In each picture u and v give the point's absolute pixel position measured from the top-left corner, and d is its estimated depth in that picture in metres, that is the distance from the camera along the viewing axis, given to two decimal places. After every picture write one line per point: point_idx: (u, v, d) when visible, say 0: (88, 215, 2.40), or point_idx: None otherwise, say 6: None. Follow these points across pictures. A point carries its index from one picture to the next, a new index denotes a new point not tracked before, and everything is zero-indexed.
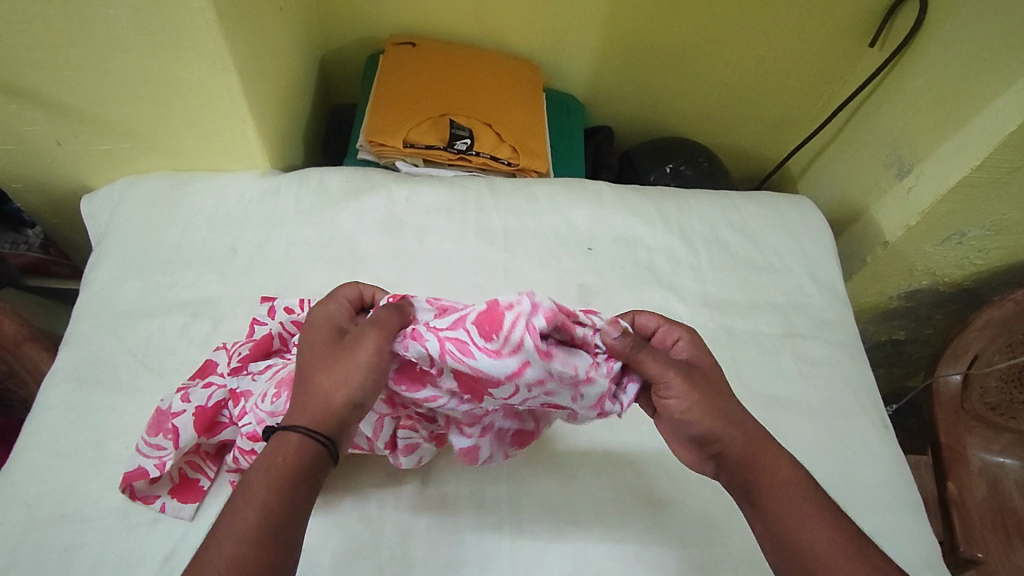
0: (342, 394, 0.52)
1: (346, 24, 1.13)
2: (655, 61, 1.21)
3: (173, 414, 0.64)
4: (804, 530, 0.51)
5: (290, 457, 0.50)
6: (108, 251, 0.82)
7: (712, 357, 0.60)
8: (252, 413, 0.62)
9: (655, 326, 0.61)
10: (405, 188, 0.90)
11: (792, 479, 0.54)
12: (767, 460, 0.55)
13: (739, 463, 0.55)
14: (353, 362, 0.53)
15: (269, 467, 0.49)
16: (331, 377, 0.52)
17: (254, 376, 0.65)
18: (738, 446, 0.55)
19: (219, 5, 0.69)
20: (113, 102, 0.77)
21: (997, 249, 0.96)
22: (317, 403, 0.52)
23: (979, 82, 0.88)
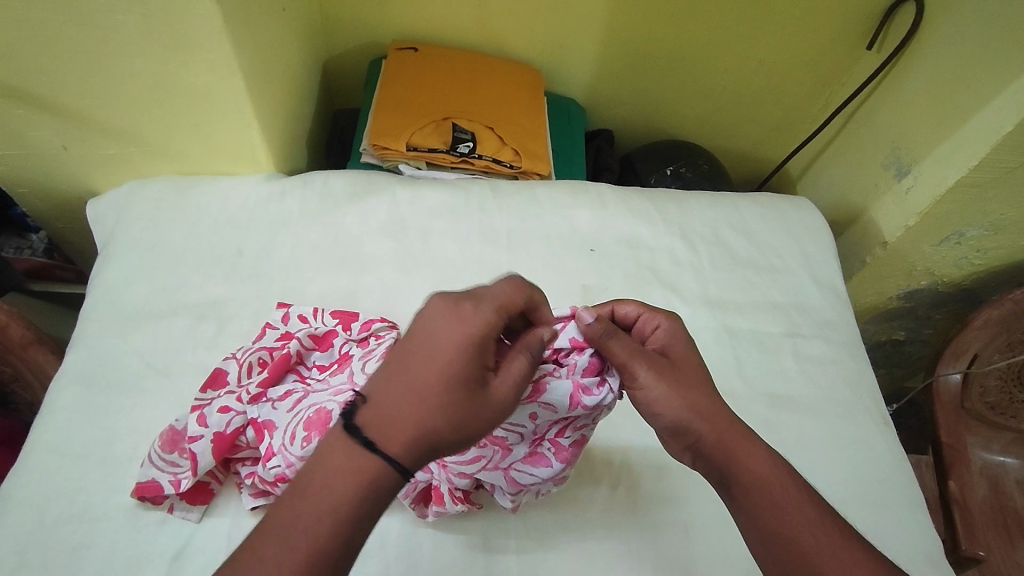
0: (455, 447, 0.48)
1: (348, 29, 1.14)
2: (655, 65, 1.22)
3: (191, 439, 0.63)
4: (788, 524, 0.50)
5: (377, 478, 0.45)
6: (114, 255, 0.83)
7: (688, 343, 0.60)
8: (280, 455, 0.62)
9: (636, 314, 0.61)
10: (409, 191, 0.91)
11: (774, 471, 0.53)
12: (746, 452, 0.54)
13: (718, 455, 0.54)
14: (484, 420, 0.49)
15: (355, 478, 0.44)
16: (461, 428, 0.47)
17: (275, 404, 0.65)
18: (716, 438, 0.54)
19: (225, 10, 0.70)
20: (121, 106, 0.78)
21: (996, 249, 0.97)
22: (425, 439, 0.46)
23: (975, 84, 0.89)
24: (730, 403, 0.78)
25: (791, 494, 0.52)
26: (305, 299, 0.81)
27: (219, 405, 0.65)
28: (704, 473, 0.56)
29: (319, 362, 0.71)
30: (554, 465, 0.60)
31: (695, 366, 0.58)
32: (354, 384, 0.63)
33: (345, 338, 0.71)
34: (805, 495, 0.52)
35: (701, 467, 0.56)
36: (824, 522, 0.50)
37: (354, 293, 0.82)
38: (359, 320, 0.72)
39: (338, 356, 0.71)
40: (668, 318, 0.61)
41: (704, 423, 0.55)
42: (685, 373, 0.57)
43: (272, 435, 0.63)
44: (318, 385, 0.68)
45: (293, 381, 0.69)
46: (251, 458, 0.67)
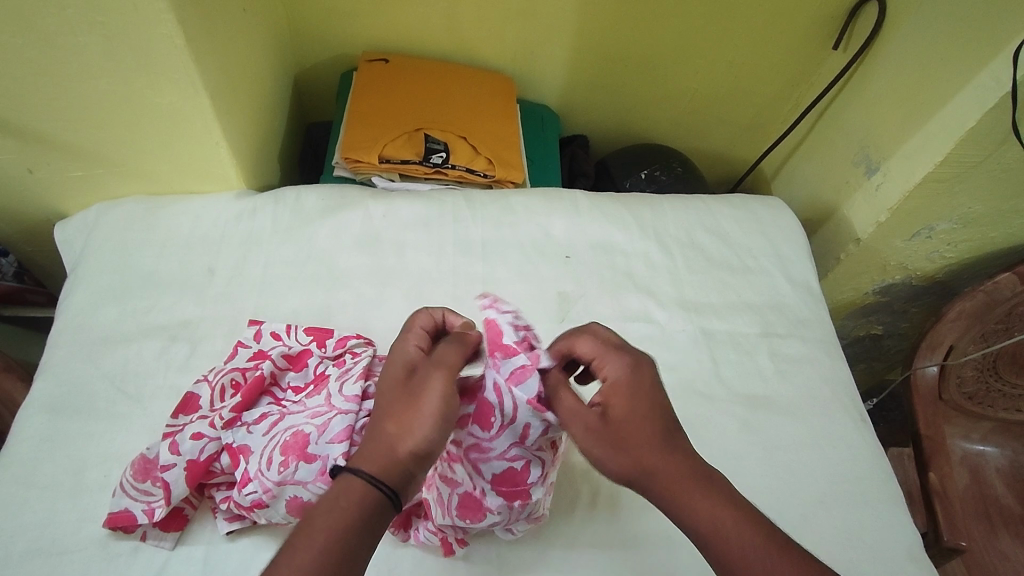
0: (409, 443, 0.50)
1: (318, 42, 1.13)
2: (625, 69, 1.23)
3: (164, 467, 0.62)
4: None
5: (354, 500, 0.47)
6: (82, 278, 0.82)
7: (641, 396, 0.54)
8: (257, 480, 0.61)
9: (591, 355, 0.56)
10: (382, 204, 0.90)
11: (730, 522, 0.49)
12: (694, 504, 0.50)
13: (669, 508, 0.51)
14: (417, 405, 0.51)
15: (330, 507, 0.47)
16: (397, 422, 0.51)
17: (250, 428, 0.65)
18: (666, 493, 0.51)
19: (187, 29, 0.69)
20: (82, 127, 0.77)
21: (965, 242, 0.98)
22: (382, 452, 0.50)
23: (937, 81, 0.90)
24: (709, 405, 0.78)
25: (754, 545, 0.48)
26: (278, 316, 0.80)
27: (191, 432, 0.64)
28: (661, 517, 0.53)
29: (294, 383, 0.70)
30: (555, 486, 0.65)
31: (654, 410, 0.53)
32: (332, 408, 0.63)
33: (321, 357, 0.71)
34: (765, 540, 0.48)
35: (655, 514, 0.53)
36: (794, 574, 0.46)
37: (328, 308, 0.81)
38: (334, 337, 0.73)
39: (313, 376, 0.70)
40: (622, 358, 0.55)
41: (656, 476, 0.51)
42: (633, 432, 0.52)
43: (247, 460, 0.63)
44: (294, 406, 0.67)
45: (268, 404, 0.68)
46: (229, 483, 0.66)
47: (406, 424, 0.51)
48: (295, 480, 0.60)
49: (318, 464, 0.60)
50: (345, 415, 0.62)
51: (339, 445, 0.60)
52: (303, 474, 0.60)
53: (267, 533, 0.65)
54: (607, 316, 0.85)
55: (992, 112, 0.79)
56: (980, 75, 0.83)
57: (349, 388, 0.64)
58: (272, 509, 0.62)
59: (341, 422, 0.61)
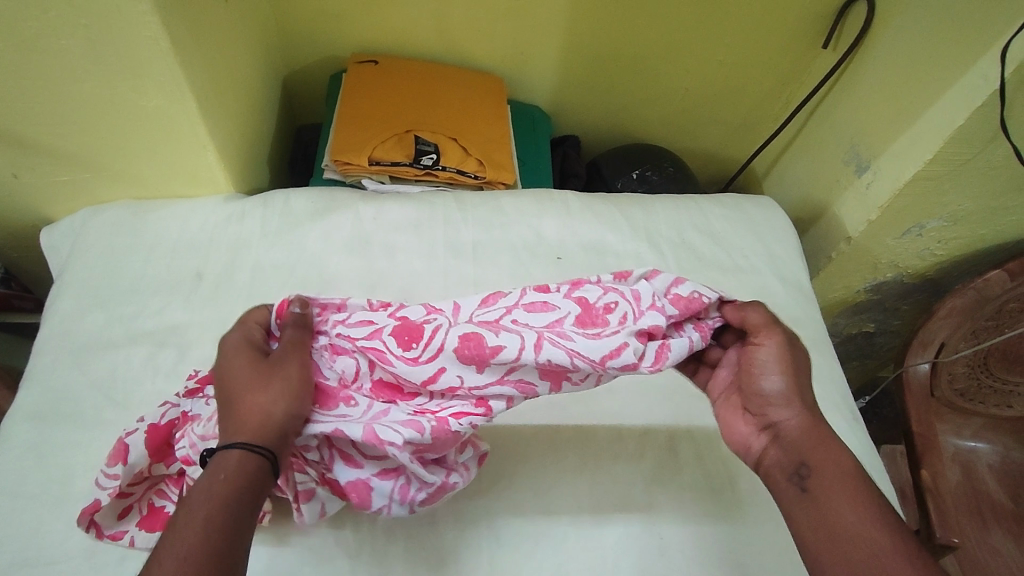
0: (279, 408, 0.54)
1: (307, 43, 1.12)
2: (616, 69, 1.22)
3: (125, 435, 0.62)
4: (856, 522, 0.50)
5: (232, 471, 0.49)
6: (68, 284, 0.81)
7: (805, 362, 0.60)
8: (187, 436, 0.60)
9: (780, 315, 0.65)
10: (372, 206, 0.90)
11: (851, 473, 0.53)
12: (829, 449, 0.55)
13: (806, 443, 0.56)
14: (277, 376, 0.55)
15: (211, 482, 0.48)
16: (261, 392, 0.54)
17: (207, 399, 0.63)
18: (810, 430, 0.56)
19: (171, 32, 0.69)
20: (66, 131, 0.76)
21: (955, 240, 0.98)
22: (256, 421, 0.52)
23: (925, 80, 0.91)
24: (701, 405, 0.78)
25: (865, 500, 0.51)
26: None
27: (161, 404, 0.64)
28: (775, 458, 0.57)
29: None
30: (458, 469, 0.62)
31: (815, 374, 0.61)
32: None
33: None
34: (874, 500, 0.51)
35: (773, 451, 0.58)
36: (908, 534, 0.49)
37: None
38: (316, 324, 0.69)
39: None
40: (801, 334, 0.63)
41: (801, 412, 0.57)
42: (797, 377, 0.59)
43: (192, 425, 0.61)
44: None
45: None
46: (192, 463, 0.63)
47: (274, 390, 0.54)
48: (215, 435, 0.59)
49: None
50: None
51: None
52: None
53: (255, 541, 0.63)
54: None
55: (980, 110, 0.79)
56: (969, 73, 0.83)
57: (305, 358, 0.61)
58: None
59: None
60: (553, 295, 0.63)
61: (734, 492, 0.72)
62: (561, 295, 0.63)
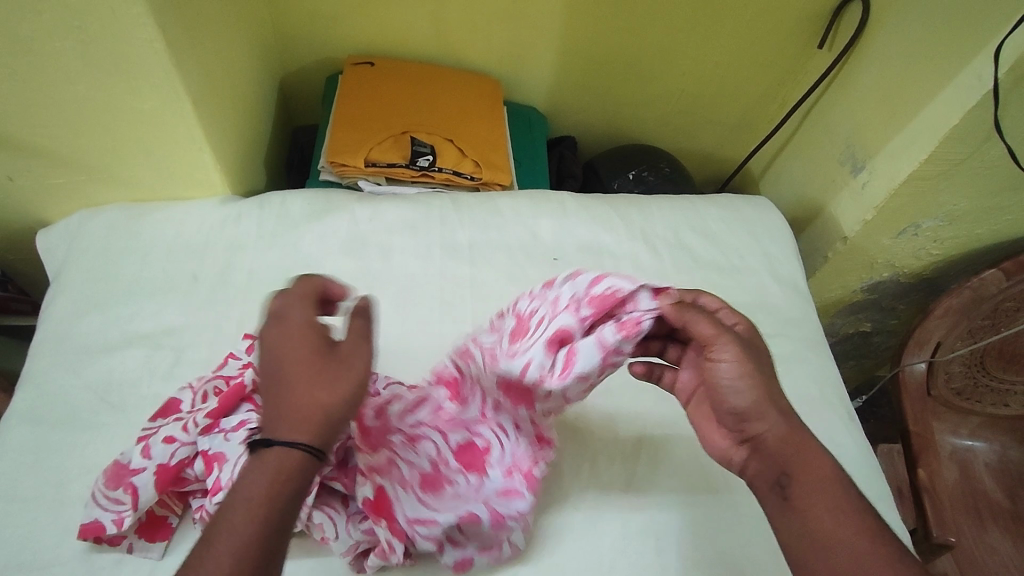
0: (340, 409, 0.50)
1: (303, 46, 1.13)
2: (612, 70, 1.23)
3: (133, 471, 0.62)
4: (840, 530, 0.49)
5: (291, 467, 0.48)
6: (64, 287, 0.81)
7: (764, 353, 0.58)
8: (227, 487, 0.60)
9: (716, 308, 0.61)
10: (368, 207, 0.90)
11: (833, 478, 0.52)
12: (809, 455, 0.54)
13: (786, 451, 0.54)
14: (341, 369, 0.51)
15: (272, 477, 0.47)
16: (322, 387, 0.50)
17: (227, 435, 0.63)
18: (790, 435, 0.54)
19: (167, 34, 0.69)
20: (62, 134, 0.76)
21: (951, 240, 0.98)
22: (317, 417, 0.49)
23: (920, 80, 0.91)
24: None
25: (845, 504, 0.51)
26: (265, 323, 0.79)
27: (164, 434, 0.63)
28: (756, 470, 0.56)
29: None
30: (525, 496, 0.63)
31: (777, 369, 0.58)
32: None
33: None
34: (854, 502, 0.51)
35: (755, 463, 0.56)
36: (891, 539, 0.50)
37: None
38: None
39: None
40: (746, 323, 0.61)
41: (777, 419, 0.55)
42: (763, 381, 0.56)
43: (222, 467, 0.61)
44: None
45: (248, 411, 0.66)
46: (199, 489, 0.65)
47: (338, 385, 0.50)
48: None
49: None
50: None
51: None
52: None
53: None
54: None
55: (974, 110, 0.80)
56: (963, 72, 0.83)
57: None
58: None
59: None
60: (502, 318, 0.66)
61: (730, 491, 0.72)
62: (506, 316, 0.66)
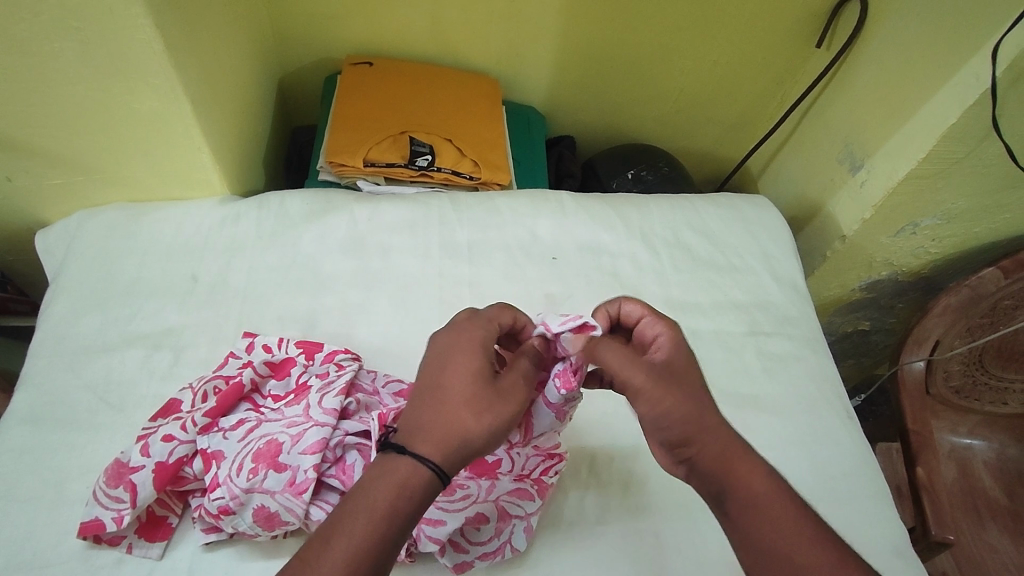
0: (479, 442, 0.50)
1: (302, 46, 1.13)
2: (611, 70, 1.23)
3: (133, 469, 0.62)
4: (780, 544, 0.49)
5: (415, 484, 0.48)
6: (63, 287, 0.81)
7: (689, 359, 0.56)
8: (225, 486, 0.60)
9: (640, 315, 0.59)
10: (367, 207, 0.90)
11: (770, 492, 0.51)
12: (744, 468, 0.52)
13: (720, 471, 0.52)
14: (494, 401, 0.51)
15: (398, 490, 0.47)
16: (476, 414, 0.50)
17: (226, 434, 0.64)
18: (718, 451, 0.52)
19: (165, 35, 0.69)
20: (60, 135, 0.76)
21: (949, 238, 0.98)
22: (454, 439, 0.49)
23: (918, 78, 0.91)
24: None
25: (786, 516, 0.50)
26: (265, 323, 0.80)
27: (163, 434, 0.63)
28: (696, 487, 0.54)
29: (275, 391, 0.70)
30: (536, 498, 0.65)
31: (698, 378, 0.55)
32: (310, 419, 0.63)
33: (305, 366, 0.70)
34: (798, 512, 0.50)
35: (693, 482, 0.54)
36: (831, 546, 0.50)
37: (313, 315, 0.81)
38: (323, 351, 0.71)
39: (295, 384, 0.69)
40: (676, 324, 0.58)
41: (704, 438, 0.52)
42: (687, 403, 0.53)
43: (219, 465, 0.62)
44: (272, 414, 0.66)
45: (246, 410, 0.67)
46: (198, 488, 0.65)
47: (483, 417, 0.50)
48: (262, 488, 0.60)
49: (287, 473, 0.60)
50: (320, 428, 0.61)
51: (311, 456, 0.60)
52: (272, 482, 0.60)
53: (245, 545, 0.64)
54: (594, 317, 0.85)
55: (972, 109, 0.80)
56: (961, 71, 0.83)
57: (329, 401, 0.64)
58: (239, 518, 0.61)
59: (315, 436, 0.61)
60: None
61: None
62: None
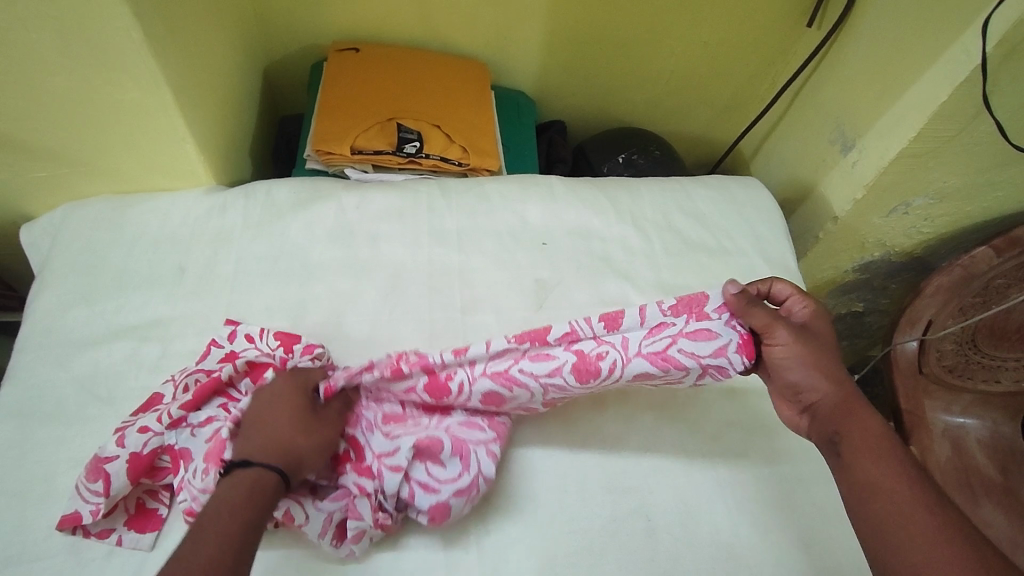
0: (305, 457, 0.59)
1: (287, 32, 1.11)
2: (600, 52, 1.21)
3: (106, 459, 0.61)
4: (881, 478, 0.55)
5: (243, 497, 0.54)
6: (50, 280, 0.80)
7: (829, 323, 0.67)
8: (186, 488, 0.61)
9: (789, 293, 0.69)
10: (355, 195, 0.89)
11: (881, 436, 0.58)
12: (860, 417, 0.60)
13: (833, 419, 0.61)
14: (315, 432, 0.61)
15: (222, 505, 0.53)
16: (296, 435, 0.60)
17: (194, 432, 0.65)
18: (836, 406, 0.61)
19: (143, 23, 0.67)
20: (41, 126, 0.75)
21: (942, 217, 0.98)
22: (285, 455, 0.58)
23: (909, 56, 0.90)
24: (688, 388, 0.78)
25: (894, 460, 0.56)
26: (253, 314, 0.79)
27: (138, 425, 0.63)
28: (816, 437, 0.62)
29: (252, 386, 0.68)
30: (487, 430, 0.66)
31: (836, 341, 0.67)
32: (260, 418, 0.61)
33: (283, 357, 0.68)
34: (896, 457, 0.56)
35: (814, 430, 0.63)
36: (935, 507, 0.52)
37: (303, 305, 0.80)
38: (302, 342, 0.69)
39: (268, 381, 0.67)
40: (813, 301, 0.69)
41: (833, 388, 0.62)
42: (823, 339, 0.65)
43: (186, 465, 0.63)
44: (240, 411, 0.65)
45: (219, 406, 0.66)
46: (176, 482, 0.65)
47: (305, 439, 0.60)
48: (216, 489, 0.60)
49: None
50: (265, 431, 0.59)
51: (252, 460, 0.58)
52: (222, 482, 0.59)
53: None
54: (585, 302, 0.84)
55: (964, 86, 0.79)
56: (951, 49, 0.82)
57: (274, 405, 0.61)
58: None
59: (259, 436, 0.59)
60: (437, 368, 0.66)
61: (720, 473, 0.72)
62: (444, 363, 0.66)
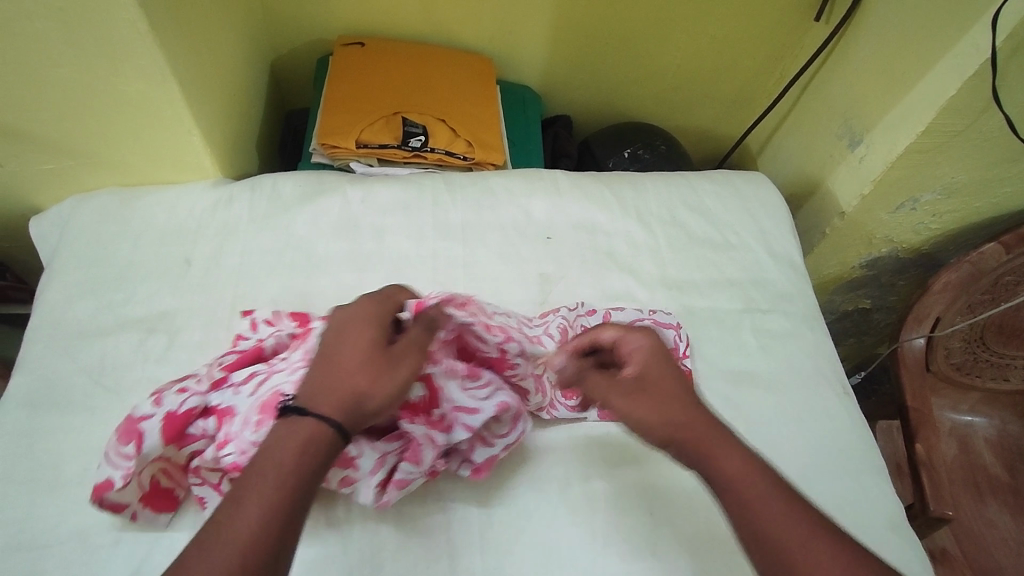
0: (370, 402, 0.54)
1: (294, 26, 1.11)
2: (606, 46, 1.21)
3: (143, 418, 0.61)
4: (765, 522, 0.50)
5: (292, 458, 0.50)
6: (58, 271, 0.81)
7: (665, 359, 0.61)
8: (235, 441, 0.60)
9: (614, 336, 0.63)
10: (360, 188, 0.89)
11: (743, 469, 0.53)
12: (720, 451, 0.54)
13: (695, 457, 0.55)
14: (388, 372, 0.56)
15: (268, 468, 0.49)
16: (365, 376, 0.55)
17: (236, 389, 0.64)
18: (691, 442, 0.55)
19: (149, 15, 0.68)
20: (49, 118, 0.76)
21: (950, 213, 0.97)
22: (349, 400, 0.53)
23: (917, 50, 0.89)
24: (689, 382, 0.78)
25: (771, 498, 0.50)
26: (257, 306, 0.79)
27: (176, 387, 0.63)
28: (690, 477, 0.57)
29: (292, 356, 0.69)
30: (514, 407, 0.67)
31: (672, 375, 0.60)
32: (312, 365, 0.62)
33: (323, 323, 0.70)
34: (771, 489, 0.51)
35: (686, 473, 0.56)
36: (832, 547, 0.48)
37: (307, 297, 0.80)
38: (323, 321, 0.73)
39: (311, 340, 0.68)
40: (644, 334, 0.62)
41: (683, 432, 0.56)
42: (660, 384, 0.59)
43: (230, 421, 0.62)
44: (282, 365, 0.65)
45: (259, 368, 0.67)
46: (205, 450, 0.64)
47: (376, 380, 0.55)
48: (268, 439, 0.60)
49: None
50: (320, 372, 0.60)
51: None
52: None
53: None
54: (589, 296, 0.84)
55: (972, 80, 0.78)
56: (959, 43, 0.82)
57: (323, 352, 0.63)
58: None
59: None
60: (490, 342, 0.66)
61: None
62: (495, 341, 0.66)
